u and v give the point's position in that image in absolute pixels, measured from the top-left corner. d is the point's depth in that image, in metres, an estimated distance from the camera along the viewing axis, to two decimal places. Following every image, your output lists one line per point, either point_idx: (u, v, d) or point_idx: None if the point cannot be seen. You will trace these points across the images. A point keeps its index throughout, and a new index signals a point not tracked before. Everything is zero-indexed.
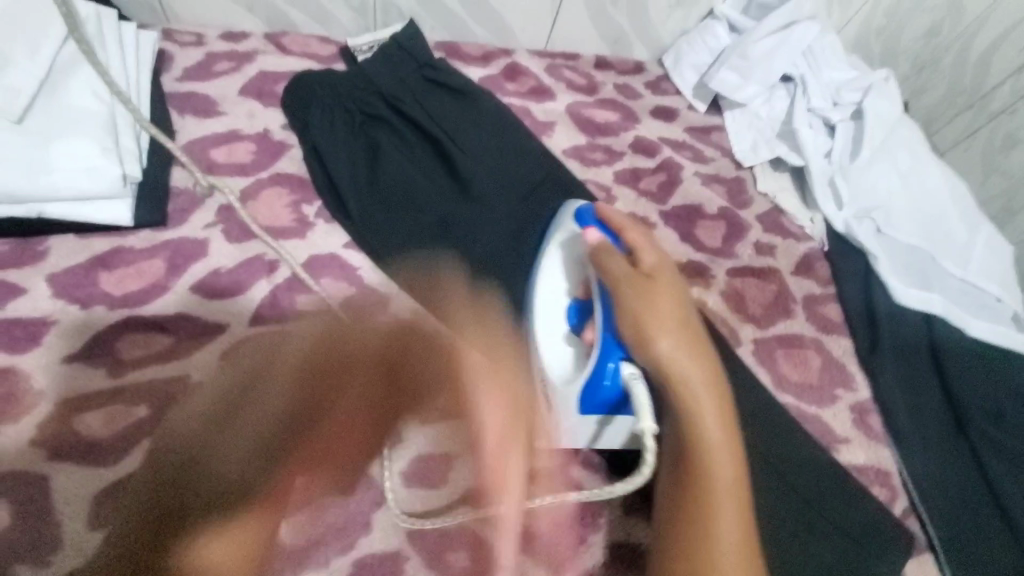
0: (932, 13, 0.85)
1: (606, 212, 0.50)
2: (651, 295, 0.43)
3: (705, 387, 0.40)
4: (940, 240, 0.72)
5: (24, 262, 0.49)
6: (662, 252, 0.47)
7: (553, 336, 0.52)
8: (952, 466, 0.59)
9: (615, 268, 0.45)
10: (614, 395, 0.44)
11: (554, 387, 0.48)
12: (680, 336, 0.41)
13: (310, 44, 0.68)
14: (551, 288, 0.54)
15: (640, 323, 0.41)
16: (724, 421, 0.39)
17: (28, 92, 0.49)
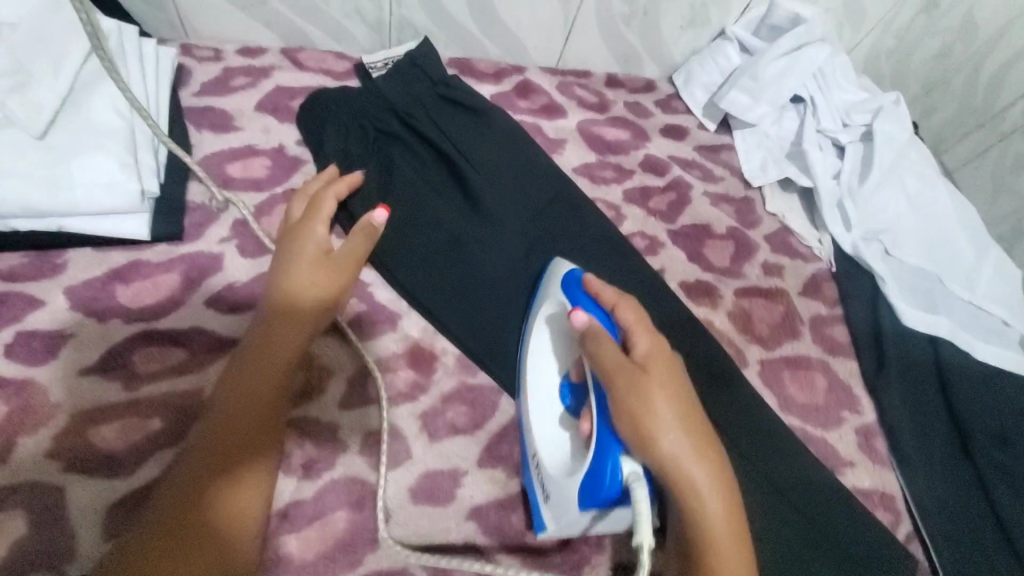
0: (944, 36, 0.84)
1: (593, 285, 0.49)
2: (650, 392, 0.42)
3: (712, 490, 0.40)
4: (947, 264, 0.72)
5: (44, 274, 0.50)
6: (656, 334, 0.46)
7: (547, 423, 0.50)
8: (957, 492, 0.59)
9: (609, 360, 0.43)
10: (618, 492, 0.41)
11: (554, 482, 0.45)
12: (682, 435, 0.41)
13: (326, 60, 0.69)
14: (542, 369, 0.53)
15: (642, 426, 0.41)
16: (730, 519, 0.41)
17: (51, 108, 0.50)
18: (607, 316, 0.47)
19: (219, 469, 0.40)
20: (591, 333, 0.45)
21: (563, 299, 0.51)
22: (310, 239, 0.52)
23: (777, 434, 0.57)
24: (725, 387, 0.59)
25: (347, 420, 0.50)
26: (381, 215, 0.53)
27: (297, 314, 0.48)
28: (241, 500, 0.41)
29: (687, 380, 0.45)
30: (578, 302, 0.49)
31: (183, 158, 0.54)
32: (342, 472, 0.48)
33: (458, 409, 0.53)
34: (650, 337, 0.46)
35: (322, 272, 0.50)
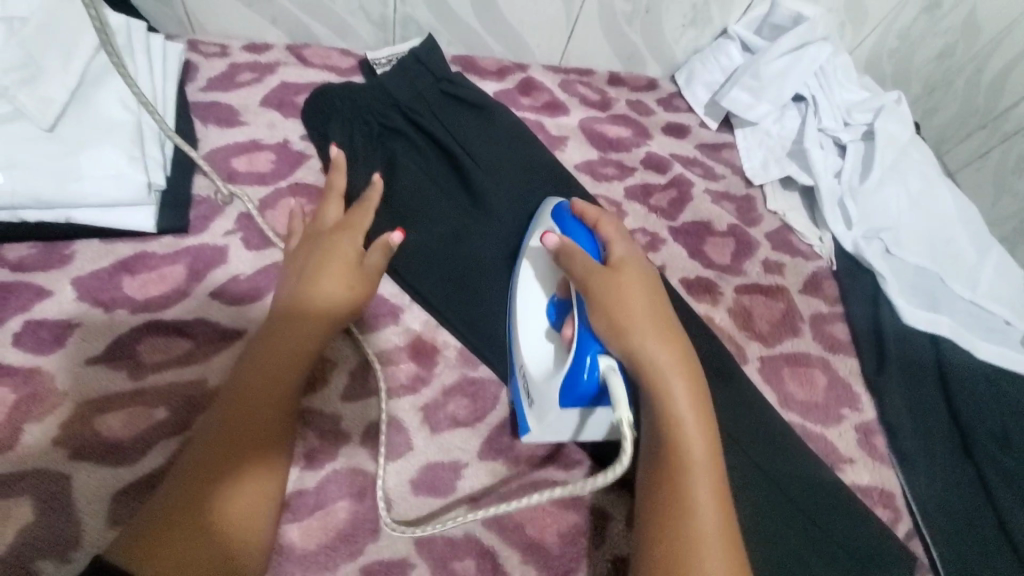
0: (946, 36, 0.84)
1: (578, 207, 0.53)
2: (620, 289, 0.46)
3: (679, 374, 0.43)
4: (946, 263, 0.73)
5: (51, 265, 0.51)
6: (630, 247, 0.50)
7: (533, 336, 0.54)
8: (957, 490, 0.59)
9: (582, 268, 0.48)
10: (594, 390, 0.45)
11: (538, 384, 0.49)
12: (648, 324, 0.45)
13: (331, 57, 0.70)
14: (529, 291, 0.57)
15: (613, 316, 0.44)
16: (695, 398, 0.43)
17: (60, 101, 0.50)
18: (586, 232, 0.52)
19: (222, 470, 0.41)
20: (565, 248, 0.49)
21: (550, 224, 0.56)
22: (338, 253, 0.52)
23: (776, 429, 0.57)
24: (724, 383, 0.59)
25: (350, 411, 0.51)
26: (398, 236, 0.54)
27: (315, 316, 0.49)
28: (250, 499, 0.41)
29: (657, 286, 0.49)
30: (562, 224, 0.54)
31: (189, 152, 0.54)
32: (344, 463, 0.48)
33: (459, 402, 0.53)
34: (624, 251, 0.50)
35: (350, 282, 0.51)
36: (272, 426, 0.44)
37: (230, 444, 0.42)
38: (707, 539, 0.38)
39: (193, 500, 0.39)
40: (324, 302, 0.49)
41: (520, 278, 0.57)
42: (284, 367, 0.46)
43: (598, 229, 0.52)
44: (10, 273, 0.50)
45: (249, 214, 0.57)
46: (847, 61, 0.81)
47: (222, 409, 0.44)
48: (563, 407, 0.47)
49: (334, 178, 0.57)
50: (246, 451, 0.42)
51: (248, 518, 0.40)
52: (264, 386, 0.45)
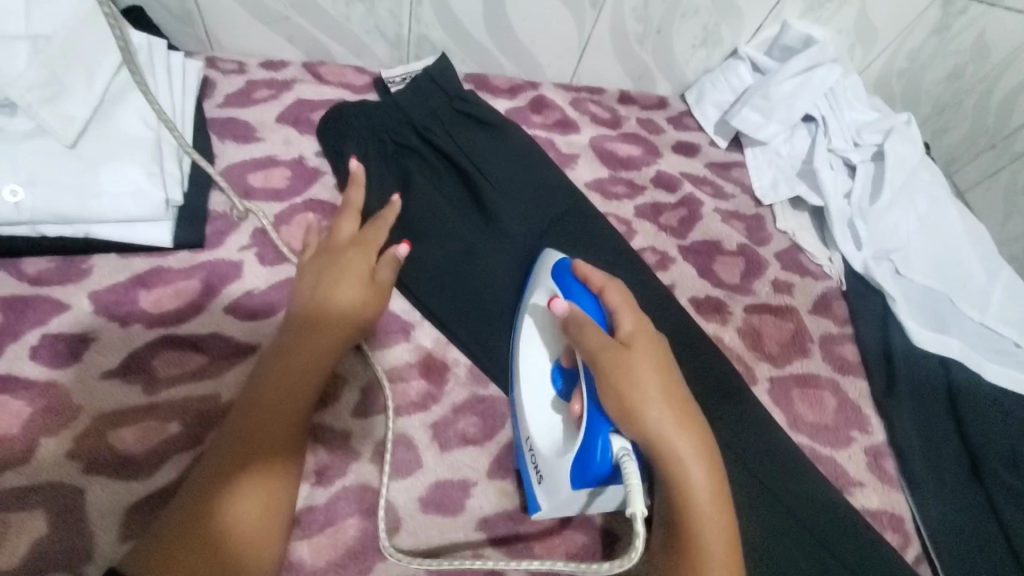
0: (955, 57, 0.84)
1: (580, 270, 0.51)
2: (633, 367, 0.44)
3: (694, 456, 0.42)
4: (956, 284, 0.72)
5: (69, 279, 0.52)
6: (639, 315, 0.49)
7: (539, 405, 0.52)
8: (968, 515, 0.59)
9: (591, 343, 0.46)
10: (607, 471, 0.44)
11: (549, 463, 0.47)
12: (664, 406, 0.43)
13: (346, 74, 0.71)
14: (533, 354, 0.54)
15: (625, 397, 0.43)
16: (712, 483, 0.42)
17: (82, 118, 0.51)
18: (592, 297, 0.50)
19: (233, 479, 0.41)
20: (573, 318, 0.47)
21: (552, 284, 0.53)
22: (351, 263, 0.53)
23: (786, 452, 0.57)
24: (733, 404, 0.59)
25: (360, 427, 0.51)
26: (405, 249, 0.54)
27: (327, 326, 0.49)
28: (258, 509, 0.41)
29: (669, 357, 0.47)
30: (565, 286, 0.51)
31: (206, 168, 0.55)
32: (354, 480, 0.48)
33: (468, 420, 0.53)
34: (632, 319, 0.48)
35: (362, 295, 0.51)
36: (283, 435, 0.44)
37: (238, 456, 0.42)
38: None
39: (202, 512, 0.39)
40: (337, 314, 0.50)
41: (522, 339, 0.55)
42: (293, 378, 0.46)
43: (604, 297, 0.49)
44: (28, 286, 0.51)
45: (265, 230, 0.58)
46: (857, 82, 0.81)
47: (232, 422, 0.44)
48: (575, 487, 0.45)
49: (351, 193, 0.58)
50: (257, 463, 0.42)
51: (258, 527, 0.40)
52: (272, 397, 0.45)
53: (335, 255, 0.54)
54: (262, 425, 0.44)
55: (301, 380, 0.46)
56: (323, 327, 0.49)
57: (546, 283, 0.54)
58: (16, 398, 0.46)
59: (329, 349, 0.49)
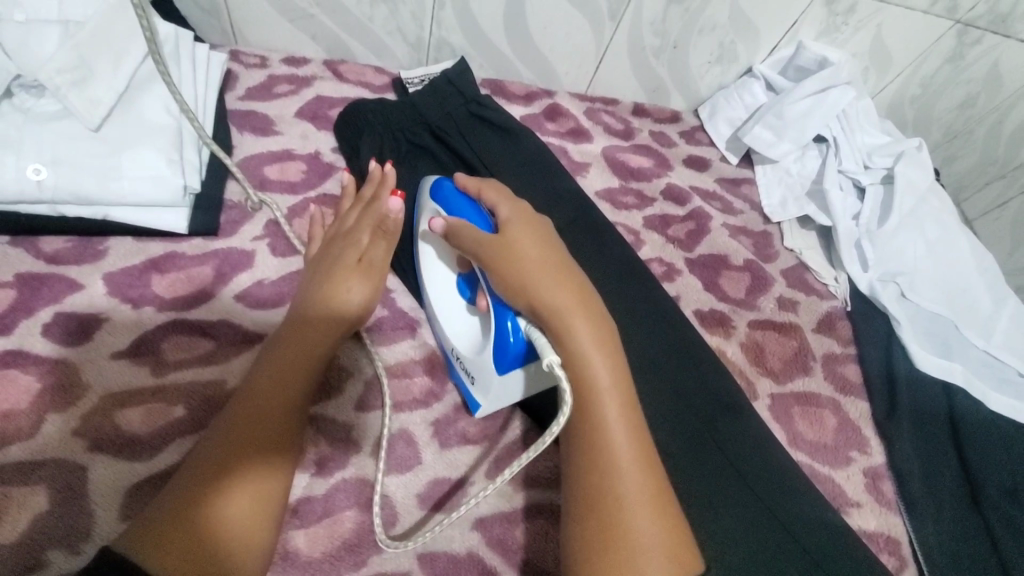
0: (968, 86, 0.85)
1: (459, 183, 0.52)
2: (513, 246, 0.45)
3: (573, 306, 0.42)
4: (961, 310, 0.73)
5: (85, 259, 0.53)
6: (513, 201, 0.50)
7: (453, 318, 0.54)
8: (967, 542, 0.58)
9: (471, 239, 0.46)
10: (524, 348, 0.45)
11: (471, 361, 0.49)
12: (546, 269, 0.44)
13: (365, 73, 0.72)
14: (434, 274, 0.56)
15: (509, 276, 0.43)
16: (594, 327, 0.42)
17: (108, 103, 0.52)
18: (472, 202, 0.51)
19: (223, 471, 0.41)
20: (452, 227, 0.47)
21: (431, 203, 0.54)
22: (352, 246, 0.54)
23: (786, 467, 0.57)
24: (734, 418, 0.59)
25: (362, 421, 0.51)
26: (397, 202, 0.53)
27: (322, 320, 0.49)
28: (249, 501, 0.41)
29: (550, 232, 0.48)
30: (442, 204, 0.52)
31: (225, 159, 0.56)
32: (353, 473, 0.49)
33: (469, 419, 0.54)
34: (507, 206, 0.49)
35: (367, 287, 0.52)
36: (279, 431, 0.44)
37: (235, 442, 0.42)
38: (628, 482, 0.38)
39: (196, 497, 0.39)
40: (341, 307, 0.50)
41: (423, 263, 0.56)
42: (291, 366, 0.47)
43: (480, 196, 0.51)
44: (45, 264, 0.52)
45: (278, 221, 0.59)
46: (871, 105, 0.82)
47: (231, 411, 0.45)
48: (499, 374, 0.46)
49: (365, 190, 0.58)
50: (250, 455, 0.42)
51: (253, 517, 0.40)
52: (271, 388, 0.45)
53: (328, 252, 0.54)
54: (257, 413, 0.44)
55: (296, 372, 0.47)
56: (318, 322, 0.49)
57: (427, 204, 0.55)
58: (24, 373, 0.46)
59: (322, 340, 0.49)
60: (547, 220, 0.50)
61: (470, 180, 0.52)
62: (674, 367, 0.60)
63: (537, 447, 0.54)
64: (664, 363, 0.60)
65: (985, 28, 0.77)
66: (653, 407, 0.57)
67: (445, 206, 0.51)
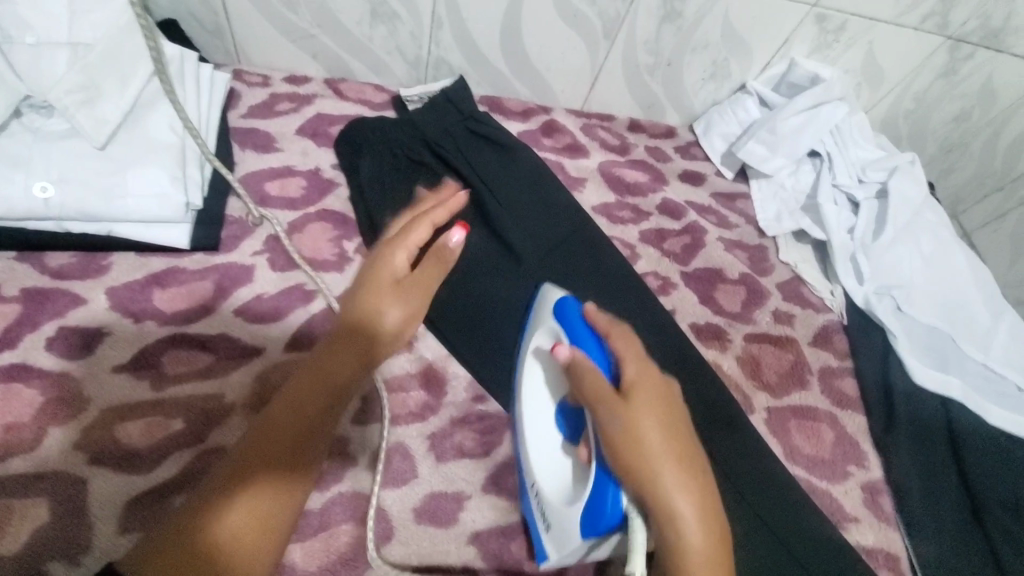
0: (963, 100, 0.86)
1: (590, 314, 0.49)
2: (637, 420, 0.42)
3: (693, 515, 0.39)
4: (960, 324, 0.73)
5: (88, 274, 0.54)
6: (648, 362, 0.46)
7: (545, 451, 0.50)
8: (967, 558, 0.58)
9: (597, 392, 0.43)
10: (617, 519, 0.41)
11: (555, 509, 0.45)
12: (678, 475, 0.40)
13: (365, 91, 0.74)
14: (535, 396, 0.53)
15: (628, 453, 0.40)
16: (709, 543, 0.39)
17: (114, 122, 0.54)
18: (599, 342, 0.48)
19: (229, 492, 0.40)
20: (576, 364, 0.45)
21: (555, 325, 0.52)
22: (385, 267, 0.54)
23: (782, 482, 0.57)
24: (730, 432, 0.59)
25: (358, 435, 0.52)
26: (457, 235, 0.56)
27: (356, 340, 0.49)
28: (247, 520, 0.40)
29: (679, 413, 0.44)
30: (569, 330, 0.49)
31: (226, 175, 0.57)
32: (349, 486, 0.49)
33: (466, 433, 0.54)
34: (640, 366, 0.45)
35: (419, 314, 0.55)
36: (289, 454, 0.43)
37: (251, 449, 0.43)
38: None
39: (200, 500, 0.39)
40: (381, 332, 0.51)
41: (524, 378, 0.53)
42: (320, 380, 0.47)
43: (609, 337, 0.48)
44: (49, 279, 0.53)
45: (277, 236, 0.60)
46: (864, 120, 0.83)
47: (252, 426, 0.45)
48: (583, 537, 0.42)
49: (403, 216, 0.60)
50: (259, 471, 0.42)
51: (248, 522, 0.40)
52: (298, 401, 0.46)
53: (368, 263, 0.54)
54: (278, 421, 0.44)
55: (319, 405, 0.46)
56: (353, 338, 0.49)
57: (548, 323, 0.53)
58: (28, 387, 0.47)
59: (342, 364, 0.48)
60: (676, 393, 0.45)
61: (604, 316, 0.49)
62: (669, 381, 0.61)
63: None
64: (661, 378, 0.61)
65: (976, 44, 0.78)
66: None
67: (569, 333, 0.49)
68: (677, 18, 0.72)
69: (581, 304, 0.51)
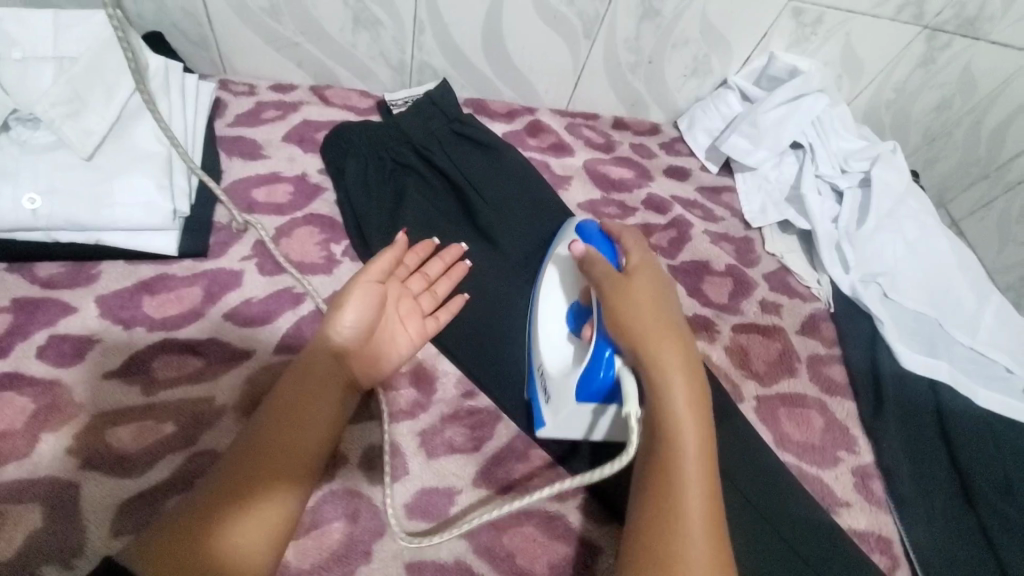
0: (943, 88, 0.87)
1: (605, 226, 0.57)
2: (630, 285, 0.49)
3: (672, 354, 0.44)
4: (947, 309, 0.73)
5: (78, 283, 0.54)
6: (649, 256, 0.53)
7: (553, 337, 0.58)
8: (959, 539, 0.58)
9: (599, 271, 0.51)
10: (609, 385, 0.48)
11: (555, 381, 0.53)
12: (660, 323, 0.46)
13: (350, 97, 0.75)
14: (551, 293, 0.60)
15: (619, 309, 0.47)
16: (688, 375, 0.43)
17: (99, 133, 0.55)
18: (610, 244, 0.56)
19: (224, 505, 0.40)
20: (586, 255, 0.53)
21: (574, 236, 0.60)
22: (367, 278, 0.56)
23: (771, 468, 0.58)
24: (719, 420, 0.60)
25: (350, 435, 0.52)
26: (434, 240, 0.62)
27: (330, 373, 0.49)
28: (248, 532, 0.39)
29: (674, 296, 0.50)
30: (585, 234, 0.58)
31: (214, 184, 0.58)
32: (341, 484, 0.50)
33: (456, 429, 0.55)
34: (641, 257, 0.53)
35: (409, 321, 0.56)
36: (283, 466, 0.43)
37: (245, 474, 0.42)
38: (692, 539, 0.37)
39: (206, 531, 0.38)
40: (353, 336, 0.51)
41: (543, 282, 0.61)
42: (315, 421, 0.46)
43: (620, 242, 0.55)
44: (40, 289, 0.53)
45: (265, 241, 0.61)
46: (846, 111, 0.83)
47: (228, 462, 0.43)
48: (577, 401, 0.50)
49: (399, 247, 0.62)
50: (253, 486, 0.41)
51: (268, 552, 0.40)
52: (288, 436, 0.44)
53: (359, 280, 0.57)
54: (276, 455, 0.43)
55: (311, 412, 0.46)
56: (321, 369, 0.49)
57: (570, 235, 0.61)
58: (21, 395, 0.47)
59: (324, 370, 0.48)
60: (672, 283, 0.51)
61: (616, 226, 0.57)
62: None
63: (524, 455, 0.55)
64: None
65: (952, 32, 0.79)
66: None
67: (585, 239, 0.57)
68: (655, 15, 0.73)
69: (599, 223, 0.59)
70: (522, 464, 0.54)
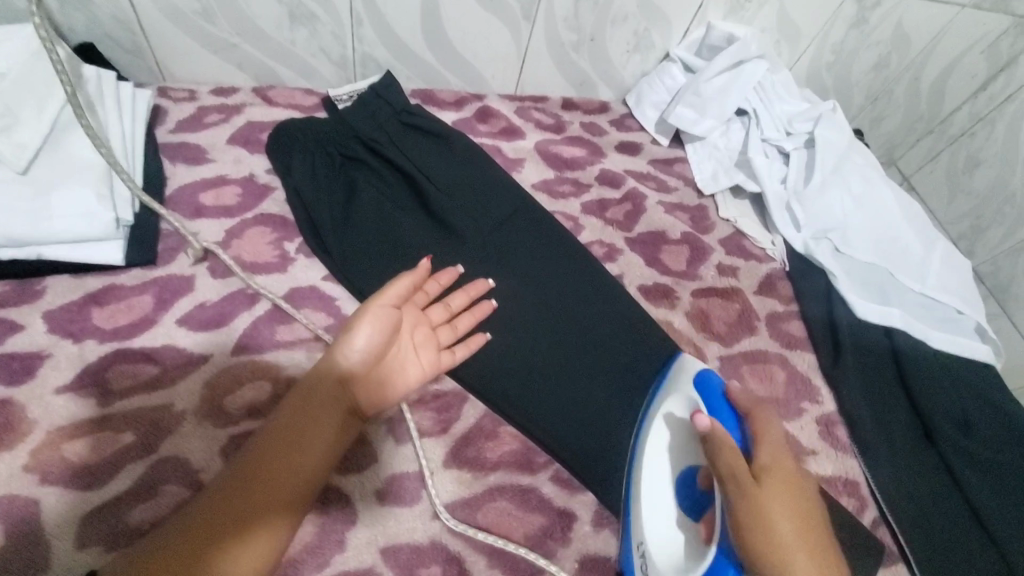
0: (878, 47, 0.89)
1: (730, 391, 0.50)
2: (768, 506, 0.42)
3: None
4: (897, 258, 0.75)
5: (23, 300, 0.53)
6: (782, 447, 0.46)
7: (661, 512, 0.50)
8: (921, 474, 0.61)
9: (730, 469, 0.44)
10: None
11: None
12: (808, 563, 0.41)
13: (295, 95, 0.75)
14: (658, 454, 0.52)
15: (757, 541, 0.41)
16: None
17: (34, 147, 0.54)
18: (736, 421, 0.49)
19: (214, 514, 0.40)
20: (716, 436, 0.46)
21: (691, 392, 0.52)
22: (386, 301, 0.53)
23: None
24: None
25: None
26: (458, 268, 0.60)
27: (333, 400, 0.47)
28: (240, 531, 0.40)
29: (812, 499, 0.45)
30: (707, 400, 0.50)
31: (158, 208, 0.57)
32: None
33: (423, 413, 0.55)
34: (774, 448, 0.46)
35: (423, 351, 0.54)
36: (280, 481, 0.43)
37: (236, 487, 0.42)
38: None
39: (194, 553, 0.38)
40: (362, 363, 0.49)
41: (649, 439, 0.53)
42: (316, 445, 0.45)
43: (748, 419, 0.48)
44: None
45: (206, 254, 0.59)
46: (787, 76, 0.86)
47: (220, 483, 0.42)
48: None
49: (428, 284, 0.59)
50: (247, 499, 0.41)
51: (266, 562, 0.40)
52: (287, 459, 0.44)
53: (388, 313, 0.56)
54: (269, 478, 0.42)
55: (314, 444, 0.45)
56: (324, 394, 0.47)
57: (686, 389, 0.53)
58: None
59: (327, 406, 0.47)
60: (810, 482, 0.45)
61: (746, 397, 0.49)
62: (621, 342, 0.62)
63: (494, 434, 0.55)
64: (615, 340, 0.62)
65: None
66: (596, 387, 0.59)
67: (708, 405, 0.50)
68: None
69: (721, 380, 0.52)
70: (493, 443, 0.54)
